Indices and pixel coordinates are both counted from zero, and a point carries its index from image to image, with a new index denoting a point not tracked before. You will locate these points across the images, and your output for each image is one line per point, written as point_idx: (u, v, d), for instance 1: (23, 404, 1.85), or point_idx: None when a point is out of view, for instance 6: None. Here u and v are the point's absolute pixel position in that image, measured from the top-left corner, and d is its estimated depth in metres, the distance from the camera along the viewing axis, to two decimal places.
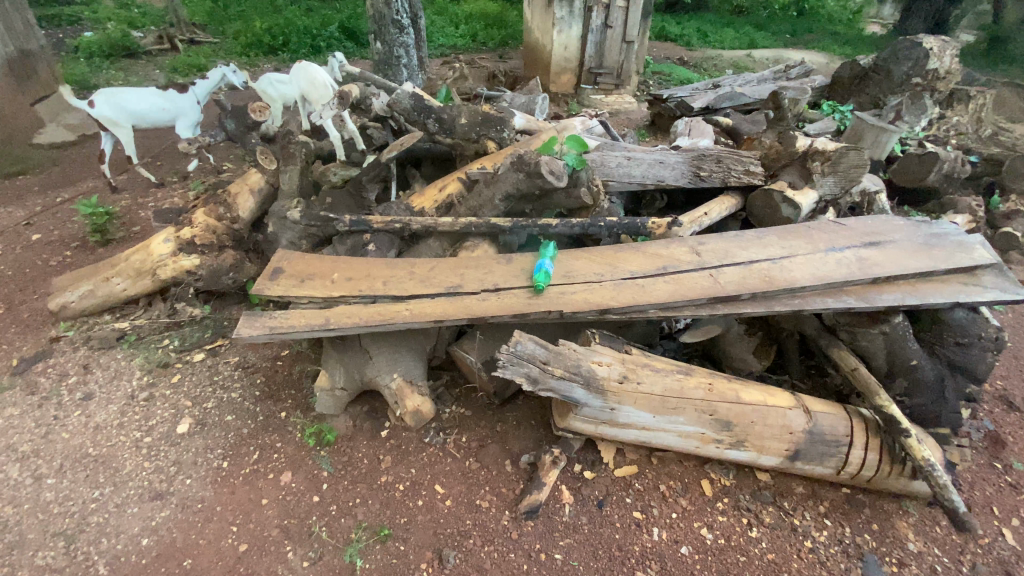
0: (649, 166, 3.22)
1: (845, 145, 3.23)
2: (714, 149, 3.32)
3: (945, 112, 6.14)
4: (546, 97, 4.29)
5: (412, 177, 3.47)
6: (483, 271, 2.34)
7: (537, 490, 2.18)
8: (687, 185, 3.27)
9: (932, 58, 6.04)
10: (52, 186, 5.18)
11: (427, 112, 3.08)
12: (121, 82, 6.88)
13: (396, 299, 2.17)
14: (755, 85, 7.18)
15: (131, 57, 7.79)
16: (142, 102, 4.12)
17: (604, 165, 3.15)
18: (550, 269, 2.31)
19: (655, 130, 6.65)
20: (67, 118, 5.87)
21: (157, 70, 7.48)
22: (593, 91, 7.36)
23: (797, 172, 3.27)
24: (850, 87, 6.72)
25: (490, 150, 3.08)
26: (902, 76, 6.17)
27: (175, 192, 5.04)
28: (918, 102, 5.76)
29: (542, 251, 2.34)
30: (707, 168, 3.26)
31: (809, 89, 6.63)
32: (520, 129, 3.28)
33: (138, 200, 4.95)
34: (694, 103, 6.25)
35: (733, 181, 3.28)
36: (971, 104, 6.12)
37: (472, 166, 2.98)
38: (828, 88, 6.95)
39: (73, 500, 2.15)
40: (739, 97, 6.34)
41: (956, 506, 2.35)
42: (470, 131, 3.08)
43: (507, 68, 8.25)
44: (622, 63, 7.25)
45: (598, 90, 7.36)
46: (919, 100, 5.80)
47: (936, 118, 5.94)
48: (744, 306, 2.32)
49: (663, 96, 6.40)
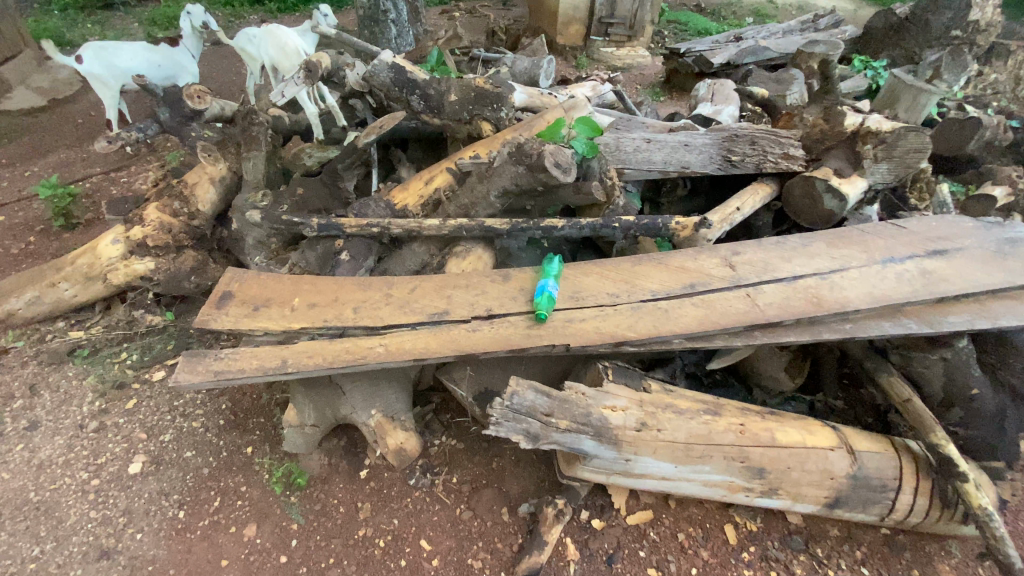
0: (672, 149, 2.75)
1: (905, 125, 2.76)
2: (748, 128, 2.88)
3: (984, 69, 5.55)
4: (552, 60, 3.77)
5: (396, 160, 3.03)
6: (475, 292, 1.95)
7: (537, 551, 1.89)
8: (716, 173, 2.81)
9: (976, 8, 5.30)
10: (16, 159, 4.74)
11: (411, 87, 2.60)
12: (91, 36, 6.28)
13: (368, 331, 1.80)
14: (780, 38, 6.49)
15: (107, 9, 7.13)
16: (135, 58, 3.92)
17: (620, 149, 2.67)
18: (554, 287, 1.92)
19: (669, 90, 6.04)
20: (35, 80, 5.36)
21: (132, 22, 6.84)
22: (603, 44, 6.66)
23: (844, 156, 2.82)
24: (884, 40, 5.97)
25: (486, 133, 2.61)
26: (942, 27, 5.42)
27: (149, 166, 4.61)
28: (960, 59, 5.15)
29: (544, 270, 1.93)
30: (740, 151, 2.82)
31: (840, 41, 5.94)
32: (521, 107, 2.80)
33: (108, 176, 4.53)
34: (713, 59, 5.65)
35: (769, 167, 2.84)
36: (1013, 60, 5.52)
37: (463, 154, 2.53)
38: (860, 42, 6.28)
39: (10, 559, 1.88)
40: (763, 51, 5.72)
41: (1013, 560, 1.99)
42: (461, 111, 2.58)
43: (509, 18, 7.52)
44: (635, 13, 6.54)
45: (609, 44, 6.66)
46: (959, 56, 5.14)
47: (975, 78, 5.33)
48: (786, 334, 1.95)
49: (679, 51, 5.79)
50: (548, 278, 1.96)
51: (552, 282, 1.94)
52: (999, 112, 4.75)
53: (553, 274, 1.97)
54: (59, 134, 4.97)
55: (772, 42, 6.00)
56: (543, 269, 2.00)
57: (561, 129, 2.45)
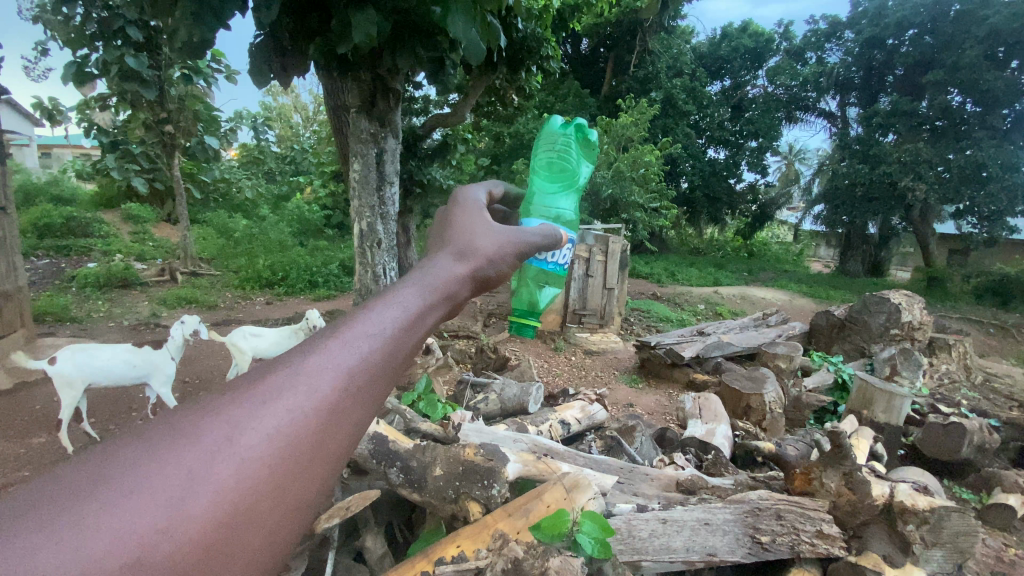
0: (691, 531, 2.42)
1: (944, 502, 2.58)
2: (769, 498, 2.55)
3: (934, 360, 7.24)
4: (540, 387, 4.06)
5: (389, 524, 2.70)
6: None
7: None
8: (746, 559, 2.42)
9: (903, 312, 6.94)
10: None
11: (391, 459, 2.50)
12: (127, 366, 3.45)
13: None
14: (739, 332, 7.55)
15: (124, 287, 8.68)
16: None
17: (635, 535, 2.36)
18: (553, 242, 1.69)
19: (645, 374, 6.75)
20: (97, 378, 3.60)
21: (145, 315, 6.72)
22: (578, 329, 7.82)
23: (887, 538, 2.59)
24: (832, 334, 7.54)
25: (473, 516, 2.27)
26: (880, 326, 7.00)
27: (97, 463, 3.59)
28: (911, 358, 6.13)
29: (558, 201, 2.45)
30: (767, 529, 2.45)
31: (787, 338, 7.21)
32: (513, 478, 2.53)
33: (39, 476, 3.37)
34: (683, 351, 6.53)
35: (805, 550, 2.45)
36: (952, 351, 7.27)
37: (444, 551, 2.12)
38: (811, 335, 7.79)
39: None
40: (727, 345, 6.69)
41: None
42: (447, 486, 2.35)
43: (490, 341, 6.47)
44: (604, 306, 7.87)
45: (583, 328, 7.82)
46: (910, 355, 6.20)
47: (927, 402, 5.66)
48: None
49: (650, 342, 6.69)
50: (545, 205, 2.38)
51: (543, 214, 2.29)
52: (977, 442, 4.76)
53: (553, 205, 2.40)
54: (3, 424, 4.03)
55: (733, 335, 7.24)
56: (533, 185, 2.48)
57: (548, 158, 2.69)
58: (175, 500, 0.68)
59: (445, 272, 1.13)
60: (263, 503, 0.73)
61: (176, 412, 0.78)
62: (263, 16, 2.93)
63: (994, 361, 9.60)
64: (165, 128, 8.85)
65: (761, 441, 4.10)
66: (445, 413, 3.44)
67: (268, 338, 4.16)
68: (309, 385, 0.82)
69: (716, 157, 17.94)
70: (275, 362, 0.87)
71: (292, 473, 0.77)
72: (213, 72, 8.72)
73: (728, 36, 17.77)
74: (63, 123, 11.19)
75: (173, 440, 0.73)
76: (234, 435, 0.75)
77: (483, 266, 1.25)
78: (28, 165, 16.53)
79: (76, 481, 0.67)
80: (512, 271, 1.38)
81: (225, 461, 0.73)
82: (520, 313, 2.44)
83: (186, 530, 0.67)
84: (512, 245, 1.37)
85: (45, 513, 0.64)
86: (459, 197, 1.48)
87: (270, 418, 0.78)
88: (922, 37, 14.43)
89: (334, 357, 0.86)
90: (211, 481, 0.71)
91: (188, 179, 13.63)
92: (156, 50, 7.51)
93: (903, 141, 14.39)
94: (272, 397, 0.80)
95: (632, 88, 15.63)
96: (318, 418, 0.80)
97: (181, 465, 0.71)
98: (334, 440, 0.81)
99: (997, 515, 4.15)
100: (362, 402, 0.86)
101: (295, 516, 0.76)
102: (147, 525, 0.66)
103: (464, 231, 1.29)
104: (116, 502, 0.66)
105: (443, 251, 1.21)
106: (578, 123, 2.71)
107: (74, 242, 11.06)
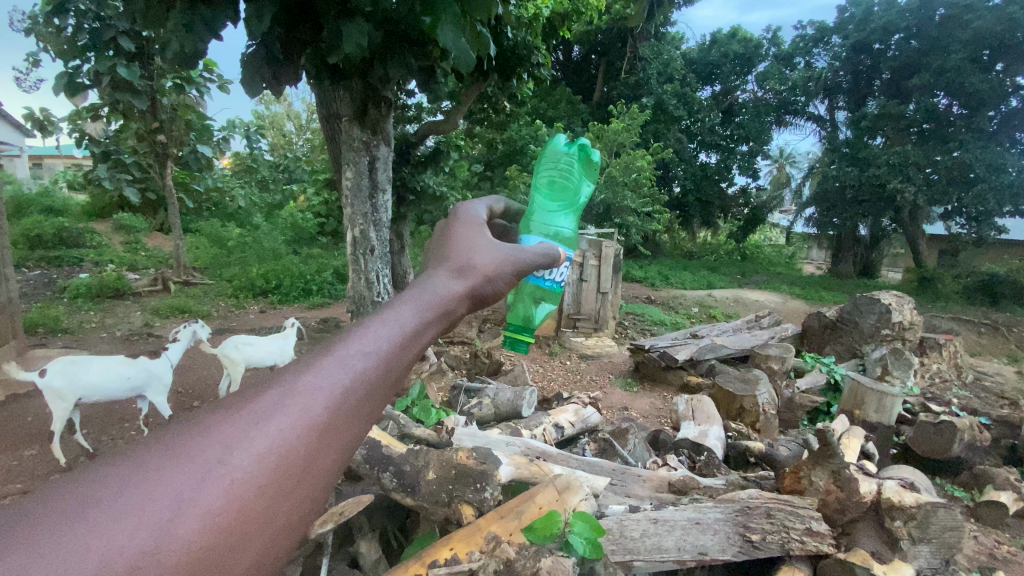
0: (683, 531, 2.45)
1: (930, 498, 2.62)
2: (759, 498, 2.58)
3: (925, 358, 7.34)
4: (534, 391, 4.08)
5: (385, 530, 2.70)
6: None
7: None
8: (739, 558, 2.45)
9: (894, 312, 7.01)
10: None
11: (384, 464, 2.51)
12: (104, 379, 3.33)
13: None
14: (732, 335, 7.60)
15: (116, 297, 8.63)
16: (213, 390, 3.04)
17: (627, 536, 2.39)
18: (551, 259, 1.73)
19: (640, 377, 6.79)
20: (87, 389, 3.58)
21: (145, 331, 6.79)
22: (573, 333, 7.84)
23: (876, 534, 2.62)
24: (824, 335, 7.62)
25: (466, 519, 2.29)
26: (871, 326, 7.07)
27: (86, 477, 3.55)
28: (902, 358, 6.20)
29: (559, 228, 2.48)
30: (757, 527, 2.48)
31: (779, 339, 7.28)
32: (506, 480, 2.55)
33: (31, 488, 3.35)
34: (678, 354, 6.57)
35: (796, 547, 2.48)
36: (943, 351, 7.35)
37: (437, 555, 2.13)
38: (803, 336, 7.86)
39: None
40: (721, 348, 6.75)
41: None
42: (440, 490, 2.38)
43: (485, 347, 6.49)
44: (598, 310, 7.90)
45: (578, 333, 7.84)
46: (902, 356, 6.25)
47: (918, 402, 5.72)
48: None
49: (645, 346, 6.73)
50: (545, 222, 2.44)
51: (543, 230, 2.34)
52: (967, 440, 4.81)
53: (552, 224, 2.47)
54: None
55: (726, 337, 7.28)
56: (535, 205, 2.52)
57: (551, 177, 2.72)
58: (164, 522, 0.70)
59: (442, 288, 1.17)
60: (252, 522, 0.75)
61: (171, 429, 0.81)
62: (255, 27, 2.96)
63: (985, 359, 9.71)
64: (158, 138, 8.84)
65: (752, 441, 4.16)
66: (439, 418, 3.45)
67: (261, 347, 4.18)
68: (303, 404, 0.86)
69: (708, 161, 18.10)
70: (269, 380, 0.90)
71: (284, 492, 0.79)
72: (206, 82, 8.76)
73: (718, 42, 17.98)
74: (54, 134, 11.17)
75: (165, 459, 0.76)
76: (227, 454, 0.78)
77: (481, 283, 1.28)
78: (19, 176, 16.53)
79: (63, 501, 0.69)
80: (510, 288, 1.41)
81: (217, 478, 0.76)
82: (514, 328, 2.45)
83: (171, 550, 0.69)
84: (509, 263, 1.41)
85: (30, 531, 0.66)
86: (455, 213, 1.53)
87: (263, 437, 0.81)
88: (908, 41, 14.69)
89: (327, 378, 0.89)
90: (200, 500, 0.73)
91: (181, 189, 13.59)
92: (148, 60, 7.53)
93: (892, 143, 14.61)
94: (265, 417, 0.83)
95: (623, 94, 15.80)
96: (310, 437, 0.83)
97: (173, 483, 0.73)
98: (325, 461, 0.84)
99: (991, 512, 4.17)
100: (354, 420, 0.88)
101: (285, 537, 0.78)
102: (134, 544, 0.68)
103: (461, 250, 1.33)
104: (104, 521, 0.68)
105: (440, 268, 1.24)
106: (581, 144, 2.70)
107: (65, 253, 10.99)
